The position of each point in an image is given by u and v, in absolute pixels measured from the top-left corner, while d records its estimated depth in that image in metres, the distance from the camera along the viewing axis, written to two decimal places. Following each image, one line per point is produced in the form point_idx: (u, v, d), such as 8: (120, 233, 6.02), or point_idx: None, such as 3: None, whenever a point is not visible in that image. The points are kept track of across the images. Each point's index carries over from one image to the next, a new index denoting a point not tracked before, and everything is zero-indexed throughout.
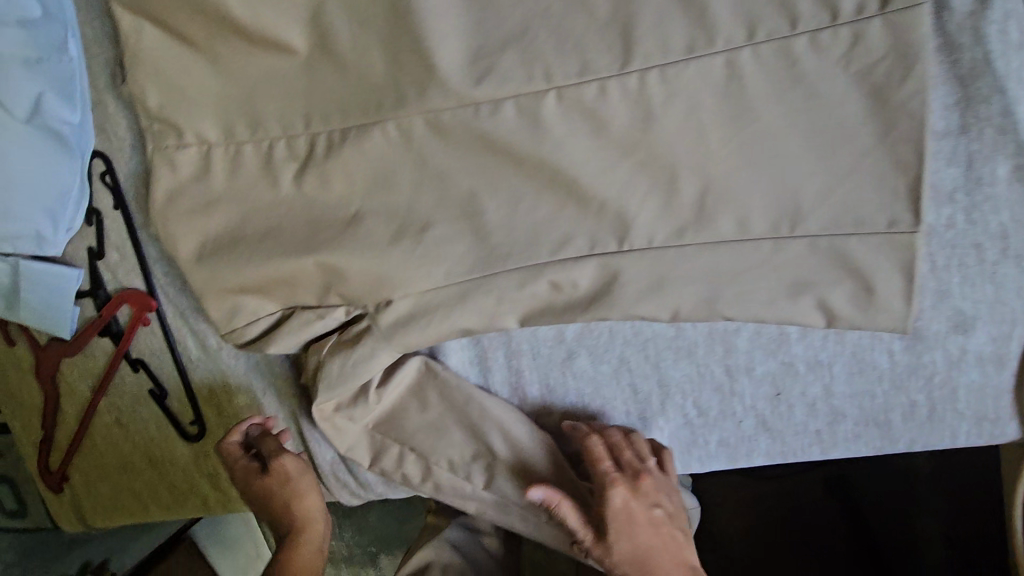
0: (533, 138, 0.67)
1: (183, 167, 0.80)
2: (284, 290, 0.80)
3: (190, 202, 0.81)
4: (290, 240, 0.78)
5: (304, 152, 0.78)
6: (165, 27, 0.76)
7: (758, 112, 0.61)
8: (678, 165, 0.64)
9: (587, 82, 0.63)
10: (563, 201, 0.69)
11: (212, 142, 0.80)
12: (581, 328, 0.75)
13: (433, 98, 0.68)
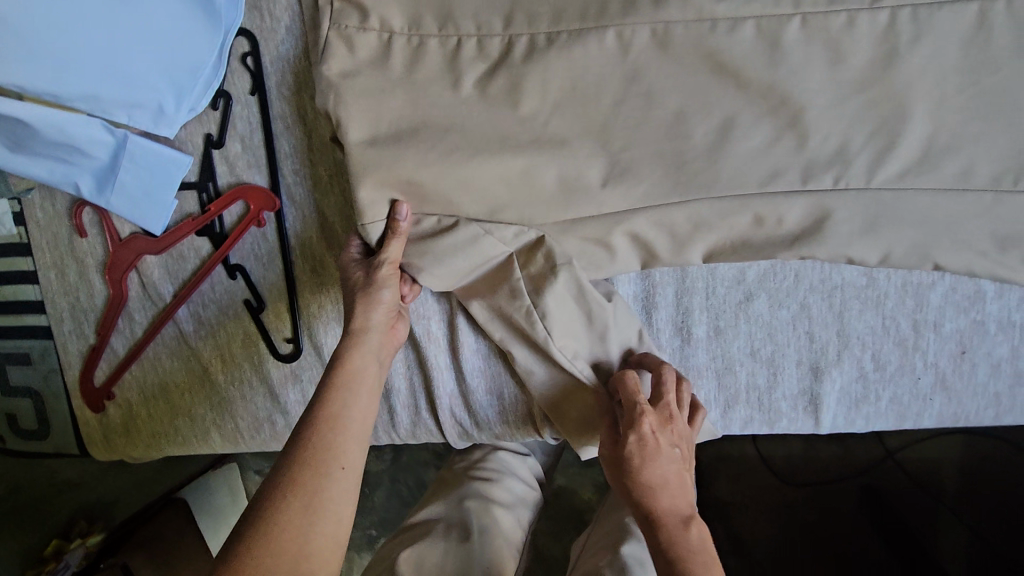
0: (768, 63, 0.65)
1: (366, 55, 0.76)
2: (455, 194, 0.75)
3: (364, 90, 0.75)
4: (475, 142, 0.74)
5: (497, 53, 0.72)
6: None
7: (1003, 64, 0.61)
8: (911, 106, 0.64)
9: (834, 12, 0.63)
10: (782, 130, 0.67)
11: (395, 30, 0.75)
12: (767, 269, 0.74)
13: (670, 9, 0.66)
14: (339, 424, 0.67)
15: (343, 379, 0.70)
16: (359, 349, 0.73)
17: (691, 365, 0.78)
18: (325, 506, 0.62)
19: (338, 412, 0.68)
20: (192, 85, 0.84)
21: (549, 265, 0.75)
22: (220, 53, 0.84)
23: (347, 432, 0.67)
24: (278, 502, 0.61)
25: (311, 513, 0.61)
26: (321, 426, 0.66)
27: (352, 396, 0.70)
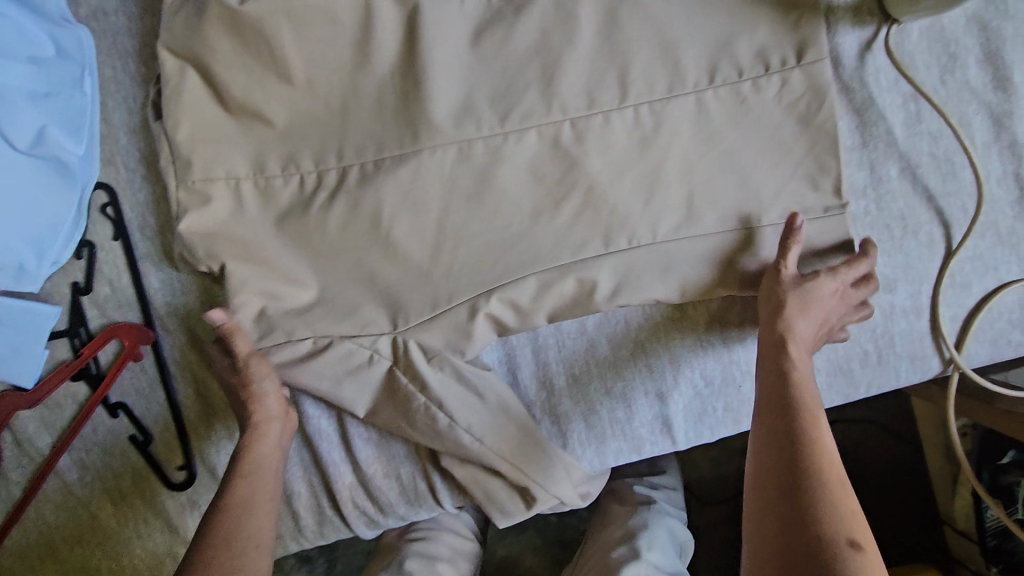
0: (556, 160, 0.82)
1: (219, 200, 0.85)
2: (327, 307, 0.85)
3: (229, 230, 0.85)
4: (339, 252, 0.84)
5: (333, 180, 0.85)
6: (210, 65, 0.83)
7: (724, 136, 0.81)
8: (668, 176, 0.81)
9: (594, 113, 0.82)
10: (578, 208, 0.82)
11: (241, 176, 0.86)
12: (601, 318, 0.86)
13: (470, 128, 0.82)
14: (240, 546, 0.70)
15: (241, 493, 0.74)
16: (254, 470, 0.76)
17: (560, 413, 0.87)
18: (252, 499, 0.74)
19: (244, 534, 0.71)
20: (52, 239, 0.86)
21: (413, 354, 0.84)
22: (78, 207, 0.87)
23: (252, 549, 0.71)
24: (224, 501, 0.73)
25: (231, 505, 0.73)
26: (215, 551, 0.69)
27: (247, 513, 0.73)
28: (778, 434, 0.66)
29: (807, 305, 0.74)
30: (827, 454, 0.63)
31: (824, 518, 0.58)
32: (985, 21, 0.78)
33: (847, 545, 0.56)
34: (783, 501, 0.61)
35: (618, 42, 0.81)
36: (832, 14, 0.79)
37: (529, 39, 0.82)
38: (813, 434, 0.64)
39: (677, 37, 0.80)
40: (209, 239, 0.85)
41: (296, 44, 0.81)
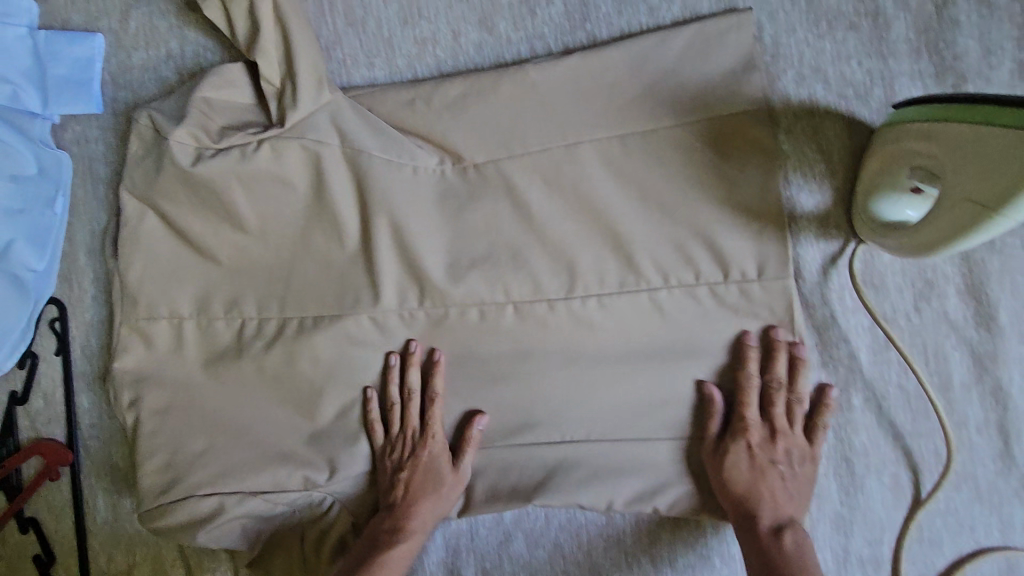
0: (498, 342, 0.79)
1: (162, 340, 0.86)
2: (248, 459, 0.82)
3: (166, 374, 0.85)
4: (270, 403, 0.83)
5: (271, 329, 0.84)
6: (167, 212, 0.84)
7: (672, 339, 0.75)
8: (609, 372, 0.76)
9: (537, 299, 0.79)
10: (512, 392, 0.79)
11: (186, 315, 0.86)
12: (520, 511, 0.81)
13: (411, 301, 0.82)
14: None
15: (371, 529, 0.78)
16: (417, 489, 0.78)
17: None
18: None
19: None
20: None
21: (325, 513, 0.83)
22: (29, 323, 0.89)
23: None
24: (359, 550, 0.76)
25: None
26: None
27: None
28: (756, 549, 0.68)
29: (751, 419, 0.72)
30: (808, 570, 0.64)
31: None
32: (967, 252, 0.71)
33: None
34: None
35: (570, 231, 0.78)
36: (795, 223, 0.74)
37: (482, 216, 0.80)
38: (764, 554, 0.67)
39: (628, 232, 0.76)
40: (150, 378, 0.86)
41: (248, 198, 0.83)
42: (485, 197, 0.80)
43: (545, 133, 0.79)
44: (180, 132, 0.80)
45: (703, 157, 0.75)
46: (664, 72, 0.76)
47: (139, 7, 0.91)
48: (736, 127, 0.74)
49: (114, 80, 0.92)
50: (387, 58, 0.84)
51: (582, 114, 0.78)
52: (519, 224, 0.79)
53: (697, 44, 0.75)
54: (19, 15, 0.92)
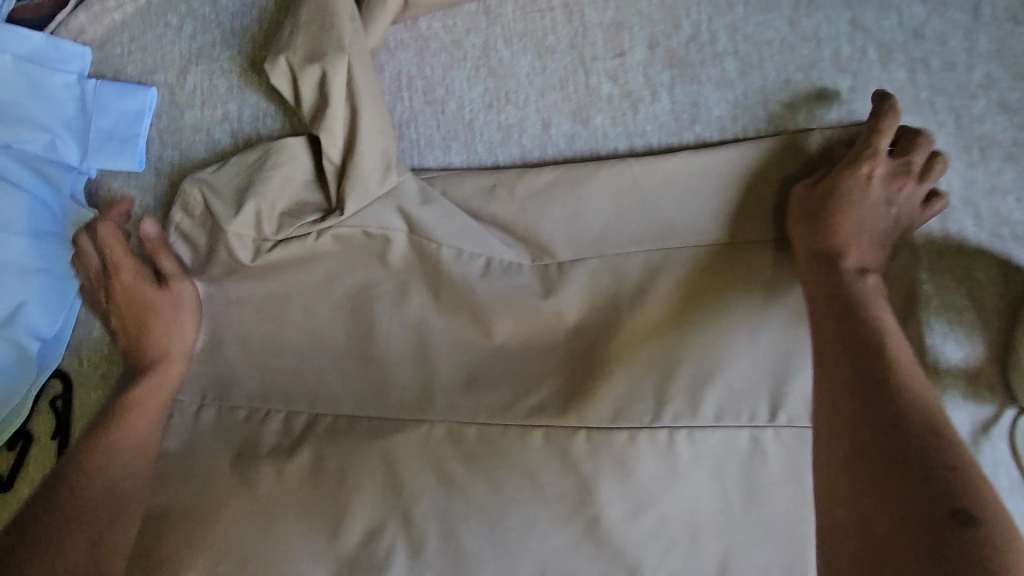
0: (565, 474, 0.65)
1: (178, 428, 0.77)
2: None
3: (172, 470, 0.75)
4: (285, 526, 0.69)
5: (299, 428, 0.73)
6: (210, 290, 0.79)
7: (776, 496, 0.63)
8: (701, 527, 0.64)
9: (618, 426, 0.65)
10: (580, 542, 0.65)
11: (206, 400, 0.77)
12: None
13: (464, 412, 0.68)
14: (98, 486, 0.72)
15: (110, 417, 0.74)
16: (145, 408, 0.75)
17: None
18: (95, 517, 0.70)
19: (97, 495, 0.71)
20: None
21: None
22: (26, 397, 0.82)
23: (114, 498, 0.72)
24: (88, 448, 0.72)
25: (73, 485, 0.70)
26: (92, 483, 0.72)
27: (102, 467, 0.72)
28: (834, 433, 0.51)
29: (841, 211, 0.59)
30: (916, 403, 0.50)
31: (909, 453, 0.46)
32: None
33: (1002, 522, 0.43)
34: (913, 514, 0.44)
35: (664, 351, 0.66)
36: (937, 377, 0.63)
37: (556, 323, 0.70)
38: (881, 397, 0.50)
39: (732, 360, 0.64)
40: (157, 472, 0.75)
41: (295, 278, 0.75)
42: (559, 302, 0.70)
43: (637, 238, 0.69)
44: (244, 215, 0.76)
45: None
46: (783, 182, 0.66)
47: (200, 63, 0.84)
48: None
49: (161, 137, 0.84)
50: (466, 141, 0.76)
51: (680, 220, 0.68)
52: (599, 333, 0.68)
53: (839, 145, 0.65)
54: (70, 61, 0.86)
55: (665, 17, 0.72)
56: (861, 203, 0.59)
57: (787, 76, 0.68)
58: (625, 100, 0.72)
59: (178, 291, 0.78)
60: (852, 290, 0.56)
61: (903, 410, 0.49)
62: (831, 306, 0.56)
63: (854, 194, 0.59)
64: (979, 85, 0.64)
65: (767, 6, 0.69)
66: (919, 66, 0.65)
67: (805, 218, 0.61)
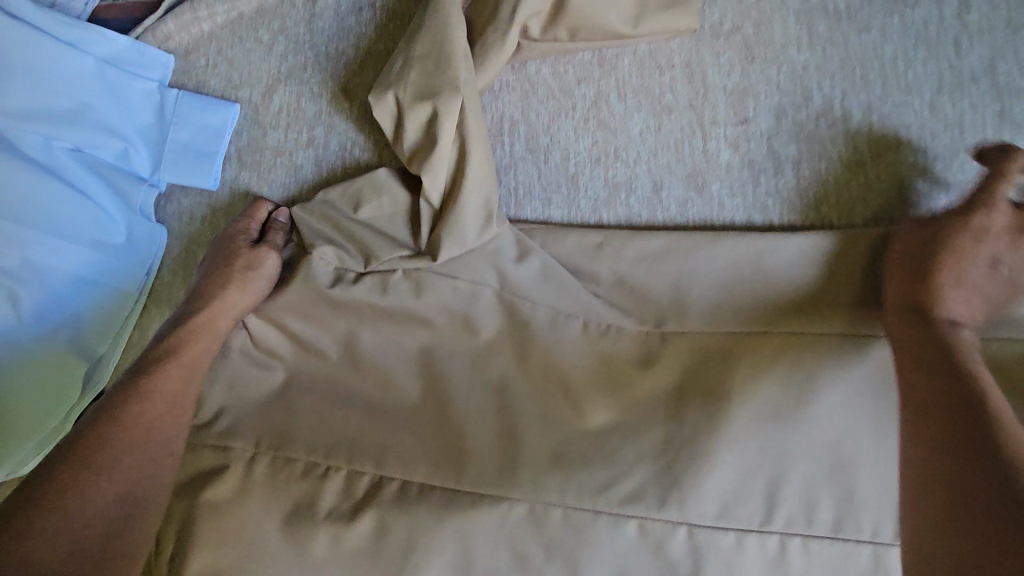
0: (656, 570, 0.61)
1: (224, 480, 0.69)
2: None
3: (212, 529, 0.67)
4: None
5: (362, 491, 0.68)
6: (267, 309, 0.72)
7: None
8: None
9: (721, 526, 0.60)
10: None
11: (259, 449, 0.70)
12: None
13: (550, 491, 0.63)
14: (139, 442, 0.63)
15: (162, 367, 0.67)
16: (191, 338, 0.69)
17: None
18: (117, 468, 0.61)
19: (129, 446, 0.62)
20: (20, 445, 0.74)
21: None
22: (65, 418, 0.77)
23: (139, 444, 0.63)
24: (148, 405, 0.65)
25: (107, 430, 0.62)
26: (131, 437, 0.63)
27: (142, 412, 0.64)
28: (913, 463, 0.50)
29: (943, 264, 0.57)
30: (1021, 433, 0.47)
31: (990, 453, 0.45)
32: None
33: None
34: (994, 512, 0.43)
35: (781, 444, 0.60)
36: None
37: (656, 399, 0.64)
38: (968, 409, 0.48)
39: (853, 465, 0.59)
40: (194, 529, 0.67)
41: (376, 325, 0.70)
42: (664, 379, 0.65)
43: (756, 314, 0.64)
44: (324, 246, 0.70)
45: None
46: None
47: (289, 84, 0.80)
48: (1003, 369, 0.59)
49: (239, 156, 0.80)
50: (567, 195, 0.72)
51: (806, 303, 0.63)
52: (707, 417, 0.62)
53: None
54: (152, 68, 0.82)
55: (795, 87, 0.68)
56: (948, 260, 0.57)
57: (924, 164, 0.65)
58: (744, 170, 0.68)
59: (260, 258, 0.73)
60: (944, 345, 0.54)
61: (999, 445, 0.46)
62: (926, 350, 0.54)
63: (955, 256, 0.57)
64: None
65: (908, 87, 0.66)
66: None
67: (899, 267, 0.60)
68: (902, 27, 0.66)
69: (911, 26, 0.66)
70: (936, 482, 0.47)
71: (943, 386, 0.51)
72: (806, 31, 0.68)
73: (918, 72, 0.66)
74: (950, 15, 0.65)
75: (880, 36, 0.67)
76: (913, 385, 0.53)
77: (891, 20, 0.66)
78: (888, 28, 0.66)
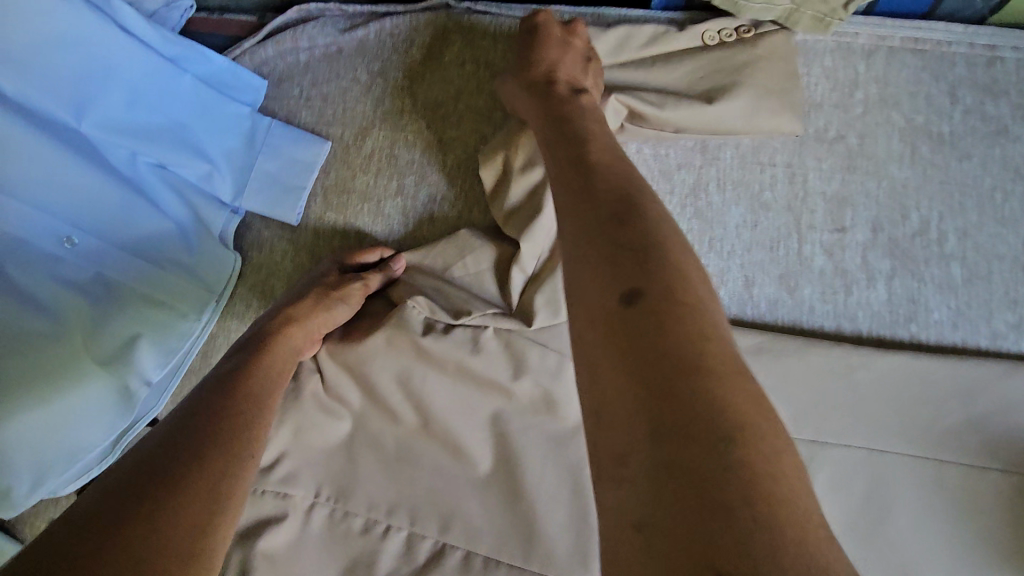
0: None
1: (282, 529, 0.67)
2: None
3: None
4: None
5: (421, 557, 0.67)
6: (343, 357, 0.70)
7: None
8: None
9: None
10: None
11: (320, 497, 0.69)
12: None
13: None
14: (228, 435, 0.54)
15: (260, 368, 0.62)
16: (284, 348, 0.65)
17: None
18: (207, 461, 0.51)
19: (220, 436, 0.53)
20: (63, 468, 0.70)
21: None
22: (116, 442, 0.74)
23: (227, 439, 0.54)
24: (218, 410, 0.56)
25: (197, 422, 0.54)
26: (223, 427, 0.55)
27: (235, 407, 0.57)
28: (590, 376, 0.40)
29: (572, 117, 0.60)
30: (733, 395, 0.35)
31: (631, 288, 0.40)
32: None
33: (822, 533, 0.32)
34: (699, 443, 0.34)
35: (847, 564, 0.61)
36: None
37: None
38: (685, 376, 0.36)
39: None
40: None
41: (453, 385, 0.68)
42: None
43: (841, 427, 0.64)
44: (421, 298, 0.70)
45: None
46: (1002, 407, 0.62)
47: (382, 127, 0.80)
48: None
49: (324, 194, 0.80)
50: None
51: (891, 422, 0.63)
52: None
53: None
54: (244, 91, 0.81)
55: (894, 203, 0.69)
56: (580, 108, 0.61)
57: (1014, 296, 0.66)
58: (838, 277, 0.69)
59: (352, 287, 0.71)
60: (565, 129, 0.58)
61: (643, 257, 0.42)
62: (569, 166, 0.53)
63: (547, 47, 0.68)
64: None
65: (1005, 219, 0.67)
66: None
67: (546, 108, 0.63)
68: (1002, 161, 0.68)
69: (1011, 162, 0.68)
70: (603, 334, 0.40)
71: (627, 224, 0.45)
72: (909, 151, 0.70)
73: (1015, 206, 0.67)
74: None
75: (981, 165, 0.68)
76: (567, 233, 0.48)
77: (992, 153, 0.68)
78: (989, 160, 0.68)
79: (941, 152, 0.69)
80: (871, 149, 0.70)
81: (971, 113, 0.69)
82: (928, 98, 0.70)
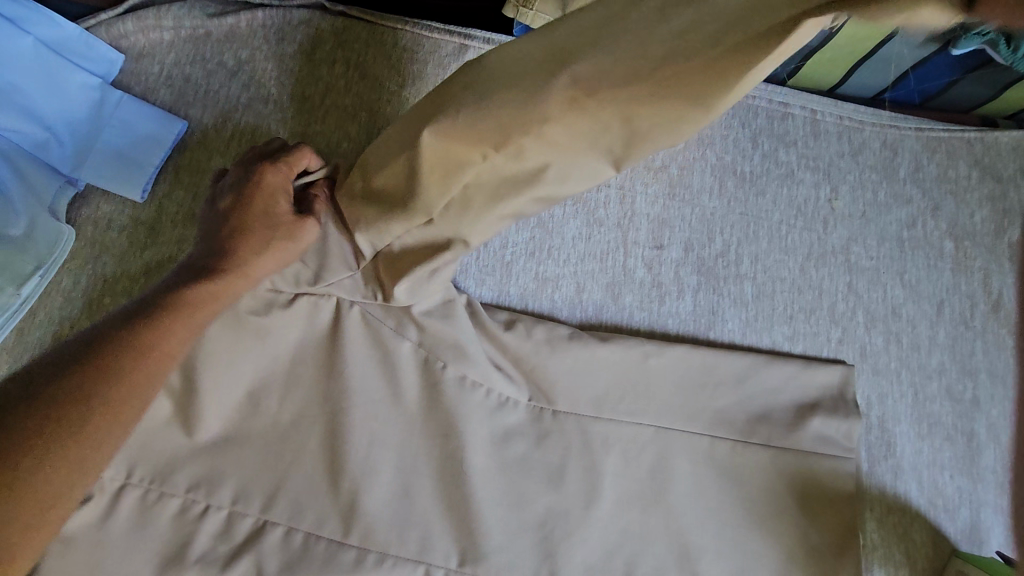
0: None
1: (83, 510, 0.63)
2: None
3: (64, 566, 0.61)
4: None
5: (241, 537, 0.65)
6: None
7: None
8: None
9: None
10: None
11: (132, 479, 0.65)
12: None
13: (437, 553, 0.66)
14: (104, 414, 0.49)
15: (163, 318, 0.53)
16: (198, 294, 0.56)
17: None
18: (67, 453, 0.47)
19: (99, 420, 0.49)
20: None
21: None
22: None
23: (104, 422, 0.49)
24: (91, 382, 0.49)
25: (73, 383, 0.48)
26: (101, 400, 0.49)
27: (120, 375, 0.50)
28: None
29: None
30: None
31: None
32: None
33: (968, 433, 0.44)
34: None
35: (638, 523, 0.68)
36: None
37: (543, 475, 0.69)
38: None
39: (697, 551, 0.68)
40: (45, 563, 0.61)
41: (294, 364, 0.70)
42: (559, 456, 0.69)
43: (641, 402, 0.72)
44: None
45: (793, 509, 0.70)
46: (769, 393, 0.73)
47: (246, 114, 0.80)
48: (824, 485, 0.71)
49: (177, 174, 0.78)
50: (501, 280, 0.78)
51: (683, 401, 0.72)
52: (583, 495, 0.68)
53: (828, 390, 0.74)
54: (96, 63, 0.78)
55: (703, 226, 0.80)
56: None
57: (790, 313, 0.78)
58: (650, 287, 0.78)
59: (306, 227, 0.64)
60: None
61: None
62: None
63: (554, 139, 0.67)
64: (931, 368, 0.77)
65: (788, 245, 0.80)
66: (889, 335, 0.78)
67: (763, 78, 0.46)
68: (788, 198, 0.81)
69: (794, 200, 0.81)
70: None
71: None
72: (717, 183, 0.81)
73: (795, 237, 0.80)
74: (822, 197, 0.81)
75: (772, 200, 0.81)
76: None
77: (781, 191, 0.81)
78: (778, 196, 0.81)
79: (740, 185, 0.81)
80: (686, 178, 0.81)
81: (766, 156, 0.82)
82: (734, 140, 0.83)
